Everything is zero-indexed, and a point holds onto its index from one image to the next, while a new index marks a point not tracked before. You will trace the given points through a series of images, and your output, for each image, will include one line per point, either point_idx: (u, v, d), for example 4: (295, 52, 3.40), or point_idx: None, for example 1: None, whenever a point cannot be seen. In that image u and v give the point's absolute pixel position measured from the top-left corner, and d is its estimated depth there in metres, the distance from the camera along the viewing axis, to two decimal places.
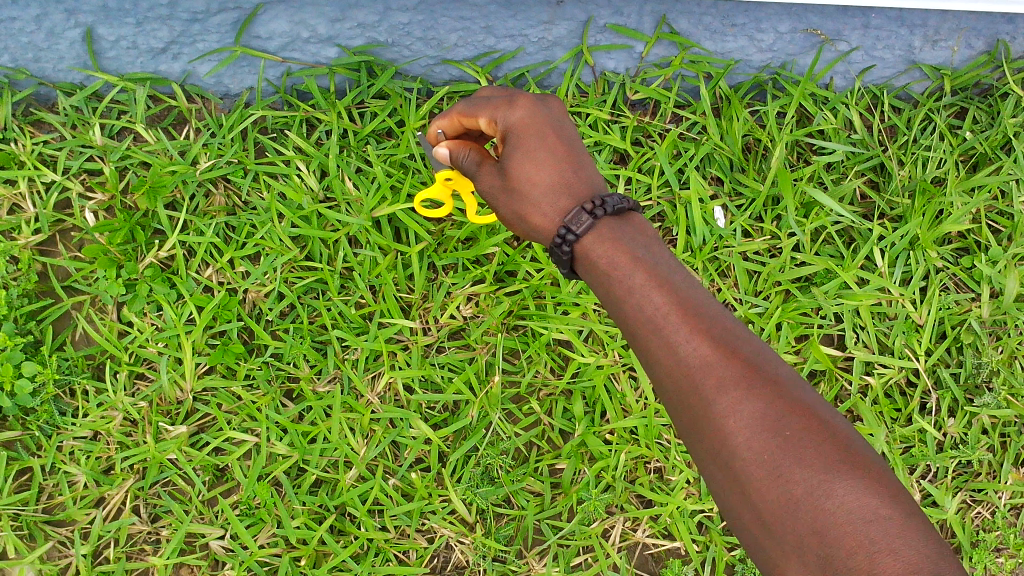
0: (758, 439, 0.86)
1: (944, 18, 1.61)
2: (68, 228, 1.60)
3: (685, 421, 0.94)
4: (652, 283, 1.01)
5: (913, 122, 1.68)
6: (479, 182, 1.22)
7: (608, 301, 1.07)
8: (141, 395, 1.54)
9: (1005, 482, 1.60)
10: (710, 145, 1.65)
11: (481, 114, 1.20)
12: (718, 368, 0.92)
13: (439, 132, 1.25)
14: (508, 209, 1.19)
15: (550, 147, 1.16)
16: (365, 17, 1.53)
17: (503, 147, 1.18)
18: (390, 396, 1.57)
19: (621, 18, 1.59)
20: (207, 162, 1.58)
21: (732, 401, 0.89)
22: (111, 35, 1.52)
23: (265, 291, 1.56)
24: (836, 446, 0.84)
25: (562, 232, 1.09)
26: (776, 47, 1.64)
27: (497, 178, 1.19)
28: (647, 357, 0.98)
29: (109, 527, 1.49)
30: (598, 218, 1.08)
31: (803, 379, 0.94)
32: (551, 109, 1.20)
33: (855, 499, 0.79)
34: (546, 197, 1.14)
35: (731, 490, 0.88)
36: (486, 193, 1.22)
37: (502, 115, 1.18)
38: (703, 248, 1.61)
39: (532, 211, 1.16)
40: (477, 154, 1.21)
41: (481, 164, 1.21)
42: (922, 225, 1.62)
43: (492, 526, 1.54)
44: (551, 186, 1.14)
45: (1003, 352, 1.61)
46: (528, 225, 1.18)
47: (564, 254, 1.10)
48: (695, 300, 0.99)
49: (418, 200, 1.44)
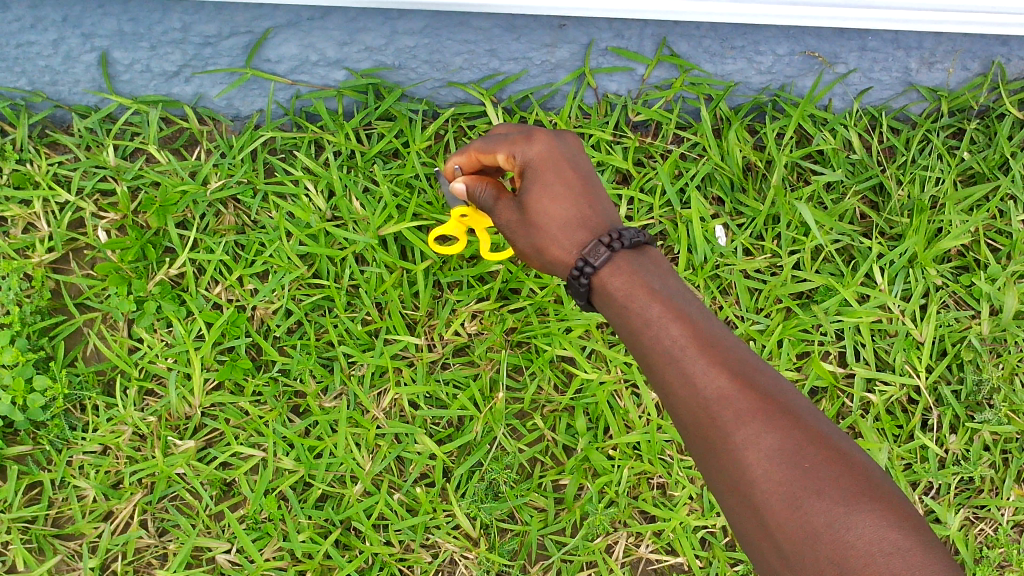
0: (776, 470, 0.88)
1: (939, 41, 1.65)
2: (81, 247, 1.63)
3: (701, 451, 0.95)
4: (667, 315, 1.02)
5: (912, 143, 1.70)
6: (499, 217, 1.24)
7: (621, 330, 1.08)
8: (151, 410, 1.56)
9: (1007, 498, 1.61)
10: (711, 165, 1.67)
11: (499, 150, 1.22)
12: (736, 400, 0.93)
13: (457, 168, 1.30)
14: (526, 242, 1.21)
15: (567, 181, 1.18)
16: (373, 40, 1.58)
17: (521, 182, 1.20)
18: (395, 412, 1.59)
19: (622, 41, 1.63)
20: (217, 182, 1.62)
21: (750, 433, 0.90)
22: (126, 58, 1.57)
23: (273, 308, 1.60)
24: (854, 478, 0.86)
25: (580, 264, 1.11)
26: (775, 69, 1.67)
27: (515, 212, 1.21)
28: (662, 387, 0.99)
29: (117, 540, 1.52)
30: (615, 250, 1.10)
31: (817, 409, 0.96)
32: (566, 143, 1.22)
33: (877, 532, 0.81)
34: (564, 231, 1.16)
35: (750, 521, 0.89)
36: (504, 227, 1.25)
37: (519, 150, 1.20)
38: (704, 266, 1.64)
39: (549, 244, 1.18)
40: (493, 189, 1.25)
41: (498, 199, 1.24)
42: (920, 243, 1.64)
43: (497, 541, 1.55)
44: (568, 221, 1.17)
45: (1003, 368, 1.63)
46: (546, 257, 1.20)
47: (582, 285, 1.12)
48: (711, 332, 1.01)
49: (431, 238, 1.45)
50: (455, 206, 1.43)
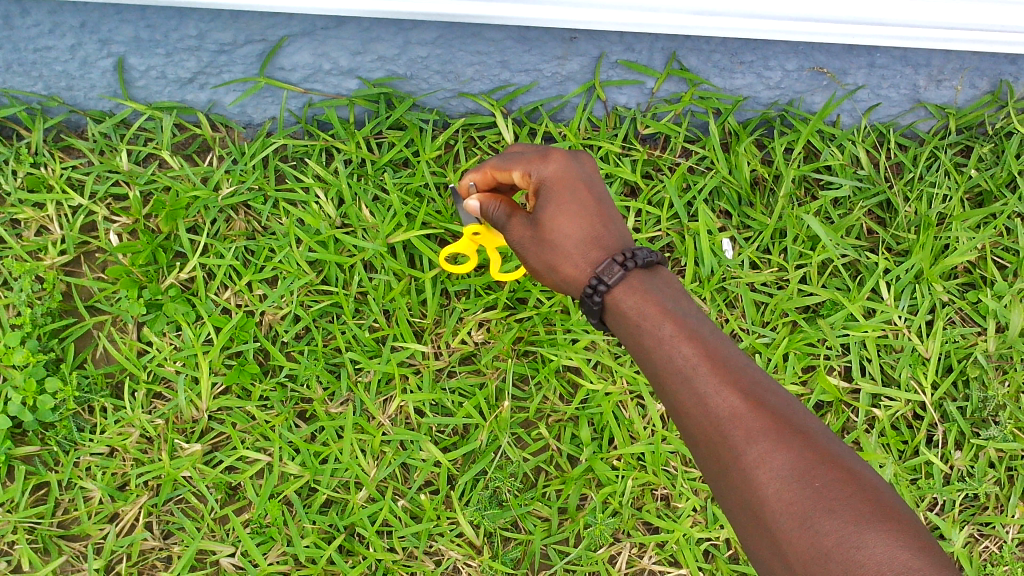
0: (786, 487, 0.88)
1: (949, 58, 1.66)
2: (93, 250, 1.65)
3: (713, 469, 0.96)
4: (680, 334, 1.04)
5: (918, 159, 1.71)
6: (511, 234, 1.24)
7: (635, 350, 1.09)
8: (158, 413, 1.57)
9: (1013, 516, 1.60)
10: (718, 178, 1.68)
11: (515, 168, 1.23)
12: (748, 419, 0.94)
13: (472, 186, 1.31)
14: (540, 260, 1.22)
15: (582, 201, 1.20)
16: (386, 50, 1.59)
17: (536, 200, 1.21)
18: (401, 418, 1.59)
19: (632, 54, 1.64)
20: (229, 188, 1.63)
21: (761, 451, 0.91)
22: (141, 65, 1.59)
23: (281, 313, 1.60)
24: (865, 498, 0.86)
25: (594, 283, 1.13)
26: (784, 84, 1.68)
27: (529, 230, 1.22)
28: (675, 407, 1.01)
29: (122, 542, 1.53)
30: (629, 270, 1.12)
31: (830, 431, 0.96)
32: (583, 163, 1.23)
33: (887, 551, 0.81)
34: (578, 250, 1.18)
35: (761, 540, 0.89)
36: (516, 245, 1.25)
37: (536, 168, 1.21)
38: (711, 278, 1.64)
39: (562, 261, 1.20)
40: (507, 206, 1.25)
41: (510, 216, 1.24)
42: (925, 259, 1.64)
43: (500, 550, 1.56)
44: (582, 239, 1.18)
45: (1009, 386, 1.63)
46: (559, 276, 1.21)
47: (596, 304, 1.13)
48: (723, 352, 1.02)
49: (443, 254, 1.49)
50: (468, 224, 1.47)
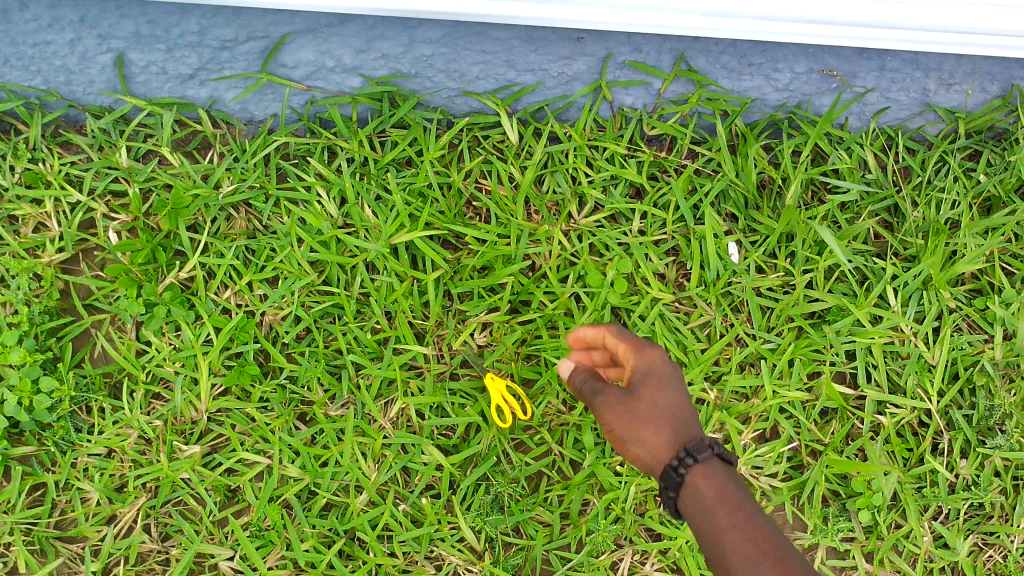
0: None
1: (959, 62, 1.62)
2: (91, 247, 1.63)
3: None
4: (747, 525, 1.09)
5: (927, 164, 1.68)
6: (602, 398, 1.25)
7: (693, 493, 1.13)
8: (157, 414, 1.56)
9: (1017, 526, 1.59)
10: (725, 181, 1.66)
11: (621, 342, 1.29)
12: None
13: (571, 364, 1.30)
14: (621, 424, 1.21)
15: (677, 399, 1.22)
16: (390, 48, 1.56)
17: (632, 378, 1.24)
18: (402, 422, 1.58)
19: (640, 55, 1.61)
20: (229, 186, 1.61)
21: None
22: (142, 60, 1.56)
23: (282, 314, 1.59)
24: None
25: (683, 455, 1.14)
26: (792, 87, 1.66)
27: (621, 404, 1.22)
28: None
29: (119, 544, 1.52)
30: (712, 454, 1.14)
31: None
32: (675, 370, 1.26)
33: None
34: (665, 427, 1.19)
35: None
36: (603, 412, 1.24)
37: (631, 356, 1.26)
38: (716, 282, 1.63)
39: (646, 429, 1.20)
40: (598, 378, 1.28)
41: (605, 385, 1.26)
42: (934, 264, 1.62)
43: (501, 555, 1.54)
44: (668, 431, 1.19)
45: (1016, 395, 1.61)
46: (639, 444, 1.20)
47: (677, 476, 1.14)
48: (785, 548, 1.08)
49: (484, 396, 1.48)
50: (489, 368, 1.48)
